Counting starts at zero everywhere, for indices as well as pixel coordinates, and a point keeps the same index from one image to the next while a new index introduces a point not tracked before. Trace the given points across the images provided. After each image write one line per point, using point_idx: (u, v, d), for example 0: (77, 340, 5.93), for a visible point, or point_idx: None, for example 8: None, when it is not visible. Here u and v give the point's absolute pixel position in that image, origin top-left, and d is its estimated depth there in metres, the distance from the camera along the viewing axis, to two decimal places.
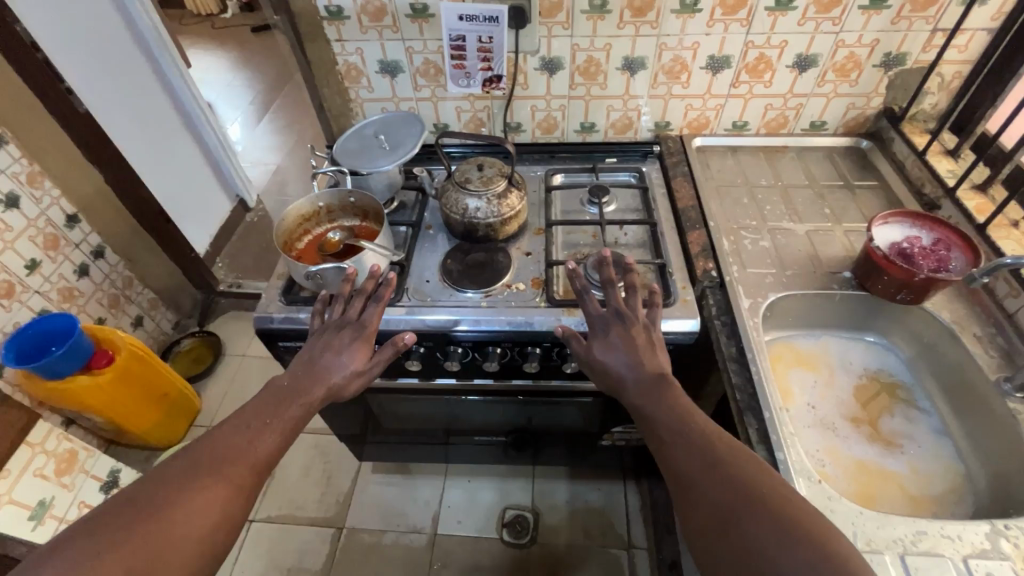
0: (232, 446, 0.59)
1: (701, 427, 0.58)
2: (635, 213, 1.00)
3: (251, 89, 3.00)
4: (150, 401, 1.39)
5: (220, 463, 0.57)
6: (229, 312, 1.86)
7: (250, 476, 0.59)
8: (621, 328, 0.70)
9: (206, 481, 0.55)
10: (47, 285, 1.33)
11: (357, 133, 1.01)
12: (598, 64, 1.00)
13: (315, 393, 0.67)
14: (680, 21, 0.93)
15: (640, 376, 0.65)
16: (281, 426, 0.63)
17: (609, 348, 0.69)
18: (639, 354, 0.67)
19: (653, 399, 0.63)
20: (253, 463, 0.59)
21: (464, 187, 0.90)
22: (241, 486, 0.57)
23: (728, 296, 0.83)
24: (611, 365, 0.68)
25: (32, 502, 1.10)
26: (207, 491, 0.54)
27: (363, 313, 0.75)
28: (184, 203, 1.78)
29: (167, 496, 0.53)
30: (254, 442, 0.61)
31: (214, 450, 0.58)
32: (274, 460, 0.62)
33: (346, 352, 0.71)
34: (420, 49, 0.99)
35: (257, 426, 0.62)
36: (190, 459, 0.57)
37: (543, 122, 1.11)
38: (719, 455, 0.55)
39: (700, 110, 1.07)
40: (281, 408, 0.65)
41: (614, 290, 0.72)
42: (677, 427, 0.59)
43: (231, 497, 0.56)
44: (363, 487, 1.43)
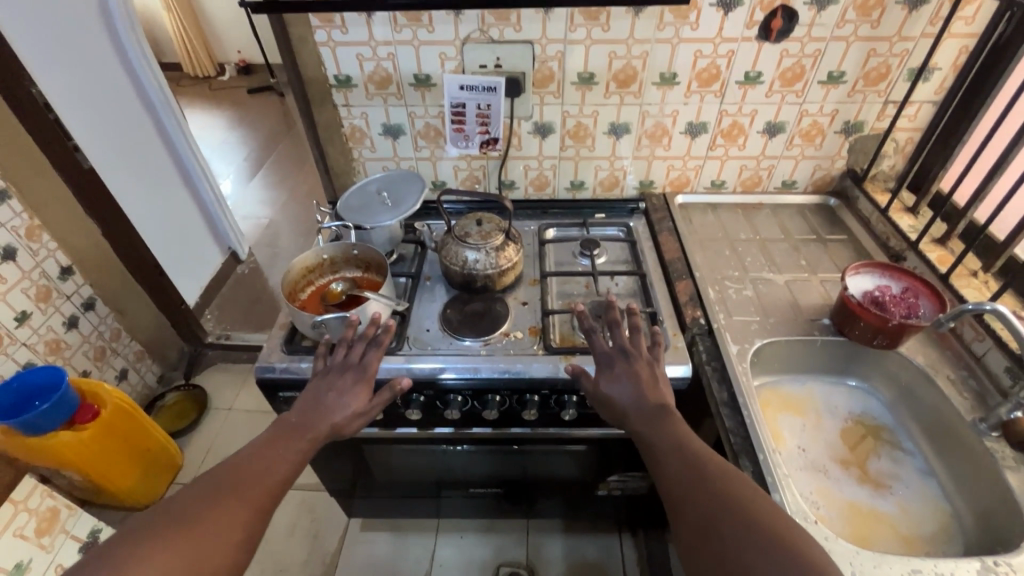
0: (247, 473, 0.62)
1: (694, 448, 0.62)
2: (625, 264, 1.06)
3: (245, 147, 3.09)
4: (131, 457, 1.34)
5: (236, 487, 0.60)
6: (217, 365, 1.84)
7: (264, 499, 0.61)
8: (621, 366, 0.73)
9: (225, 503, 0.58)
10: (34, 337, 1.31)
11: (360, 190, 1.06)
12: (586, 128, 1.08)
13: (320, 429, 0.70)
14: (660, 91, 1.02)
15: (643, 406, 0.69)
16: (290, 457, 0.66)
17: (614, 381, 0.72)
18: (643, 387, 0.70)
19: (654, 426, 0.66)
20: (264, 489, 0.62)
21: (464, 241, 0.94)
22: (256, 507, 0.60)
23: (716, 341, 0.87)
24: (615, 395, 0.71)
25: (7, 565, 1.04)
26: (225, 512, 0.57)
27: (363, 357, 0.77)
28: (176, 255, 1.79)
29: (189, 516, 0.55)
30: (268, 470, 0.64)
31: (229, 476, 0.61)
32: (282, 489, 0.65)
33: (349, 391, 0.74)
34: (422, 114, 1.07)
35: (267, 456, 0.65)
36: (208, 483, 0.60)
37: (536, 180, 1.18)
38: (710, 471, 0.59)
39: (681, 170, 1.15)
40: (291, 441, 0.68)
41: (619, 331, 0.77)
42: (671, 444, 0.63)
43: (248, 518, 0.58)
44: (351, 545, 1.38)
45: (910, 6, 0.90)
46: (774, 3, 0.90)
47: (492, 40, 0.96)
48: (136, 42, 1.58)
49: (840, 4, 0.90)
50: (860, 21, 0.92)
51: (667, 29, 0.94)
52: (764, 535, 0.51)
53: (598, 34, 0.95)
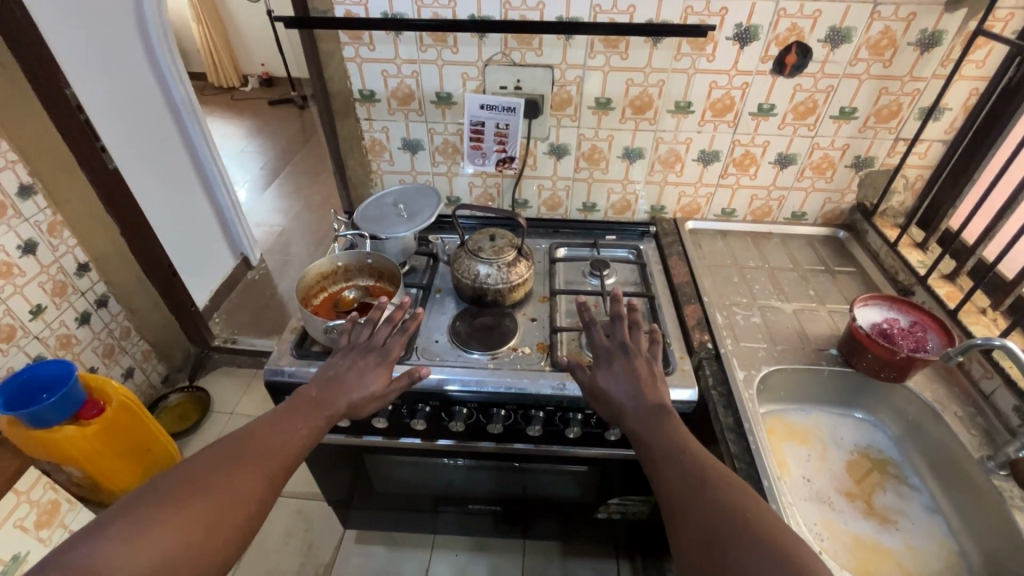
0: (263, 445, 0.63)
1: (693, 454, 0.62)
2: (634, 285, 1.07)
3: (262, 156, 3.16)
4: (130, 455, 1.34)
5: (252, 457, 0.61)
6: (222, 368, 1.84)
7: (276, 472, 0.62)
8: (621, 362, 0.73)
9: (239, 473, 0.58)
10: (47, 331, 1.32)
11: (377, 201, 1.08)
12: (601, 151, 1.11)
13: (337, 407, 0.70)
14: (675, 119, 1.04)
15: (633, 407, 0.69)
16: (306, 434, 0.67)
17: (612, 377, 0.72)
18: (641, 385, 0.71)
19: (654, 428, 0.65)
20: (277, 465, 0.62)
21: (476, 255, 0.96)
22: (268, 481, 0.60)
23: (723, 367, 0.88)
24: (614, 390, 0.72)
25: (5, 557, 1.04)
26: (236, 483, 0.57)
27: (385, 342, 0.78)
28: (188, 258, 1.81)
29: (207, 484, 0.56)
30: (282, 444, 0.64)
31: (243, 446, 0.61)
32: (296, 463, 0.65)
33: (370, 372, 0.74)
34: (441, 130, 1.10)
35: (283, 428, 0.66)
36: (220, 451, 0.60)
37: (549, 200, 1.20)
38: (709, 476, 0.58)
39: (692, 197, 1.17)
40: (308, 416, 0.68)
41: (620, 325, 0.77)
42: (670, 447, 0.63)
43: (260, 490, 0.59)
44: (344, 558, 1.36)
45: (922, 48, 0.92)
46: (788, 39, 0.93)
47: (513, 63, 1.00)
48: (167, 52, 1.64)
49: (853, 43, 0.93)
50: (872, 60, 0.94)
51: (684, 60, 0.97)
52: (758, 541, 0.51)
53: (616, 61, 0.98)
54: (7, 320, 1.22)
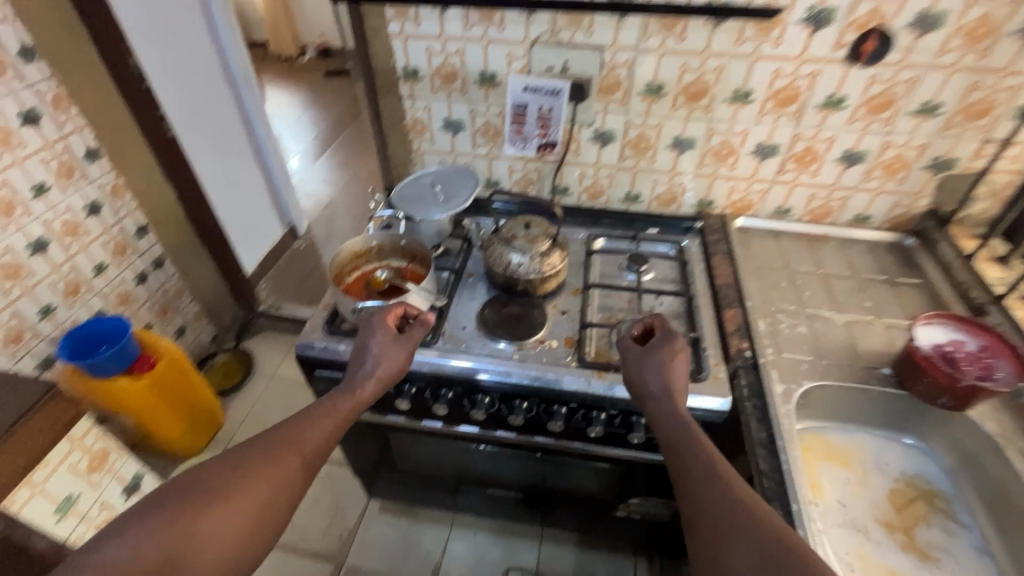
0: (287, 441, 0.65)
1: (724, 469, 0.58)
2: (673, 283, 1.03)
3: (315, 127, 3.22)
4: (177, 410, 1.43)
5: (274, 455, 0.63)
6: (265, 333, 1.91)
7: (297, 470, 0.64)
8: (662, 348, 0.72)
9: (259, 473, 0.61)
10: (108, 287, 1.41)
11: (415, 181, 1.07)
12: (648, 140, 1.05)
13: (361, 396, 0.71)
14: (731, 108, 0.98)
15: (666, 408, 0.67)
16: (329, 429, 0.68)
17: (651, 367, 0.71)
18: (673, 378, 0.69)
19: (683, 446, 0.62)
20: (300, 462, 0.64)
21: (510, 243, 0.94)
22: (289, 479, 0.63)
23: (760, 377, 0.83)
24: (650, 382, 0.70)
25: (60, 495, 0.90)
26: (253, 485, 0.60)
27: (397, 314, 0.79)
28: (239, 224, 1.88)
29: (232, 481, 0.60)
30: (304, 441, 0.66)
31: (267, 445, 0.64)
32: (321, 458, 0.67)
33: (389, 350, 0.75)
34: (483, 112, 1.07)
35: (312, 421, 0.68)
36: (244, 451, 0.63)
37: (590, 188, 1.16)
38: (742, 493, 0.56)
39: (744, 192, 1.10)
40: (333, 410, 0.69)
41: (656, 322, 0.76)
42: (700, 460, 0.60)
43: (283, 489, 0.62)
44: (368, 525, 1.41)
45: None
46: (868, 24, 0.84)
47: (561, 43, 0.95)
48: (225, 20, 1.68)
49: (943, 31, 0.83)
50: (965, 51, 0.84)
51: (747, 44, 0.90)
52: (811, 571, 0.47)
53: (672, 44, 0.92)
54: (73, 276, 1.31)
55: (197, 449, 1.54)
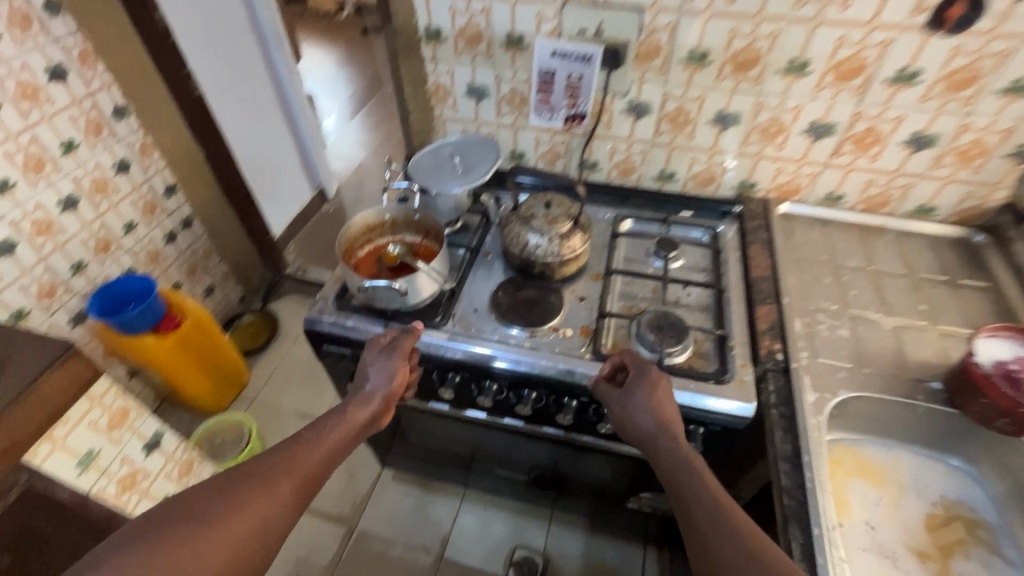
0: (283, 461, 0.62)
1: (733, 511, 0.57)
2: (703, 273, 0.96)
3: (350, 86, 3.17)
4: (202, 368, 1.46)
5: (269, 476, 0.59)
6: (291, 295, 1.93)
7: (294, 493, 0.60)
8: (641, 385, 0.71)
9: (253, 496, 0.57)
10: (138, 245, 1.43)
11: (434, 151, 1.02)
12: (688, 114, 0.96)
13: (359, 417, 0.71)
14: (785, 81, 0.87)
15: (664, 445, 0.66)
16: (327, 450, 0.65)
17: (635, 408, 0.70)
18: (662, 414, 0.69)
19: (687, 487, 0.61)
20: (297, 484, 0.61)
21: (529, 222, 0.88)
22: (285, 503, 0.59)
23: (791, 384, 0.77)
24: (639, 423, 0.69)
25: (81, 450, 0.90)
26: (248, 510, 0.56)
27: (392, 338, 0.79)
28: (268, 186, 1.88)
29: (225, 503, 0.56)
30: (302, 462, 0.63)
31: (262, 466, 0.60)
32: (319, 481, 0.64)
33: (387, 368, 0.75)
34: (509, 78, 1.00)
35: (309, 442, 0.65)
36: (237, 473, 0.59)
37: (622, 164, 1.08)
38: (756, 539, 0.54)
39: (792, 175, 1.00)
40: (330, 431, 0.67)
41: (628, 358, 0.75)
42: (710, 507, 0.58)
43: (279, 512, 0.58)
44: (381, 492, 1.43)
45: None
46: None
47: (596, 3, 0.86)
48: None
49: None
50: None
51: (808, 7, 0.79)
52: None
53: (721, 6, 0.82)
54: (103, 233, 1.33)
55: (222, 407, 1.59)
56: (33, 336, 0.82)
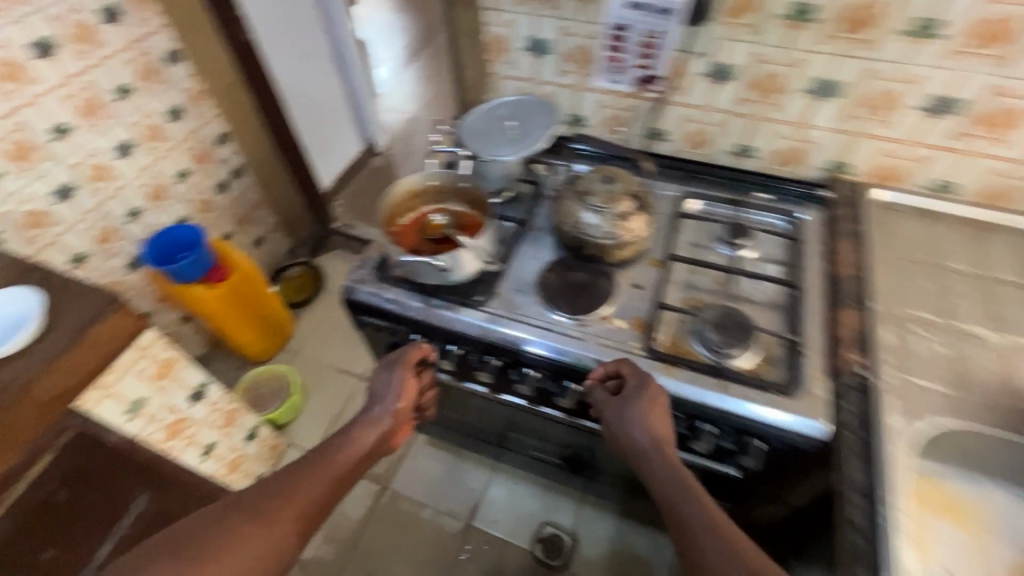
0: (288, 487, 0.63)
1: (728, 531, 0.55)
2: (777, 266, 0.85)
3: (405, 34, 3.05)
4: (249, 319, 1.49)
5: (272, 503, 0.61)
6: (337, 251, 1.93)
7: (298, 519, 0.61)
8: (638, 399, 0.68)
9: (254, 524, 0.58)
10: (190, 193, 1.45)
11: (487, 112, 0.94)
12: (778, 81, 0.84)
13: (367, 441, 0.72)
14: (905, 46, 0.74)
15: (658, 464, 0.64)
16: (332, 475, 0.66)
17: (626, 420, 0.68)
18: (656, 429, 0.67)
19: (689, 515, 0.58)
20: (301, 512, 0.61)
21: (584, 199, 0.80)
22: (288, 530, 0.60)
23: (871, 405, 0.67)
24: (634, 438, 0.67)
25: (131, 397, 0.93)
26: (249, 537, 0.57)
27: (397, 354, 0.81)
28: (319, 138, 1.86)
29: (227, 531, 0.57)
30: (306, 488, 0.63)
31: (266, 493, 0.62)
32: (324, 509, 0.65)
33: (394, 388, 0.78)
34: (575, 31, 0.89)
35: (316, 467, 0.66)
36: (243, 499, 0.61)
37: (693, 135, 0.96)
38: (754, 560, 0.51)
39: (896, 159, 0.86)
40: (338, 454, 0.69)
41: (622, 368, 0.71)
42: (713, 535, 0.55)
43: (280, 541, 0.59)
44: (414, 454, 1.44)
45: None
46: None
47: None
48: None
49: None
50: None
51: None
52: None
53: None
54: (157, 179, 1.34)
55: (268, 356, 1.63)
56: (85, 287, 0.86)
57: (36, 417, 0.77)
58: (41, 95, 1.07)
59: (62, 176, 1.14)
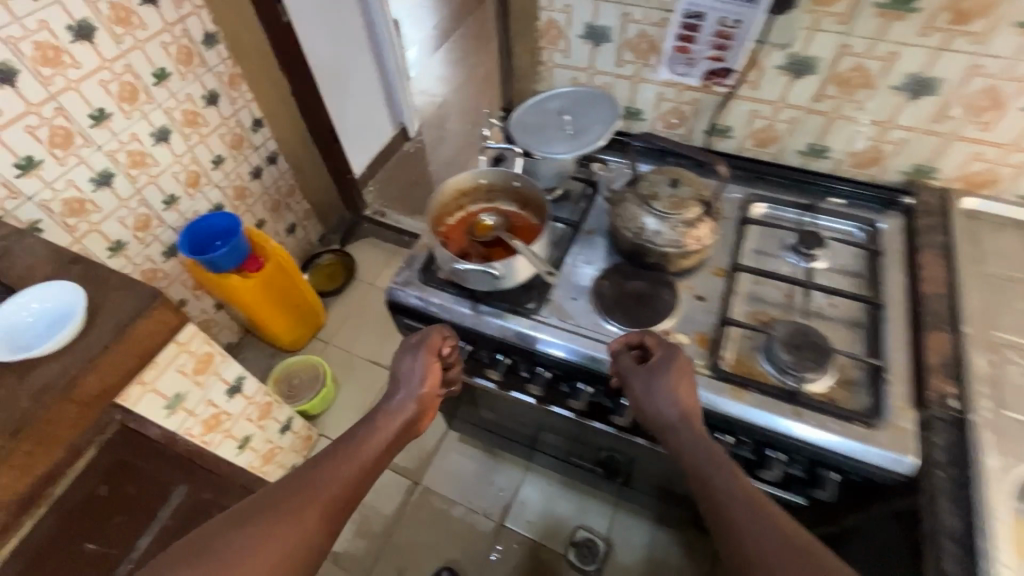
0: (311, 481, 0.59)
1: (768, 508, 0.52)
2: (852, 279, 0.79)
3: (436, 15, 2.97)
4: (283, 308, 1.48)
5: (295, 499, 0.57)
6: (368, 239, 1.90)
7: (323, 513, 0.58)
8: (669, 369, 0.64)
9: (278, 522, 0.55)
10: (225, 180, 1.42)
11: (540, 105, 0.88)
12: (866, 76, 0.76)
13: (391, 428, 0.68)
14: (1020, 40, 0.66)
15: (688, 438, 0.60)
16: (355, 467, 0.62)
17: (653, 389, 0.64)
18: (687, 403, 0.63)
19: (741, 507, 0.53)
20: (325, 506, 0.58)
21: (647, 203, 0.74)
22: (314, 526, 0.56)
23: (966, 440, 0.61)
24: (662, 411, 0.63)
25: (169, 392, 0.92)
26: (273, 534, 0.54)
27: (420, 336, 0.76)
28: (352, 123, 1.82)
29: (250, 529, 0.54)
30: (329, 482, 0.60)
31: (287, 489, 0.58)
32: (350, 503, 0.61)
33: (416, 373, 0.73)
34: (639, 18, 0.82)
35: (338, 459, 0.63)
36: (262, 497, 0.57)
37: (760, 133, 0.89)
38: (814, 548, 0.48)
39: (991, 164, 0.78)
40: (361, 445, 0.65)
41: (649, 341, 0.68)
42: (772, 535, 0.50)
43: (305, 537, 0.55)
44: (446, 451, 1.42)
45: None
46: None
47: None
48: None
49: None
50: None
51: None
52: None
53: None
54: (193, 166, 1.32)
55: (299, 346, 1.62)
56: (126, 282, 0.84)
57: (81, 415, 0.76)
58: (80, 80, 1.04)
59: (100, 163, 1.12)
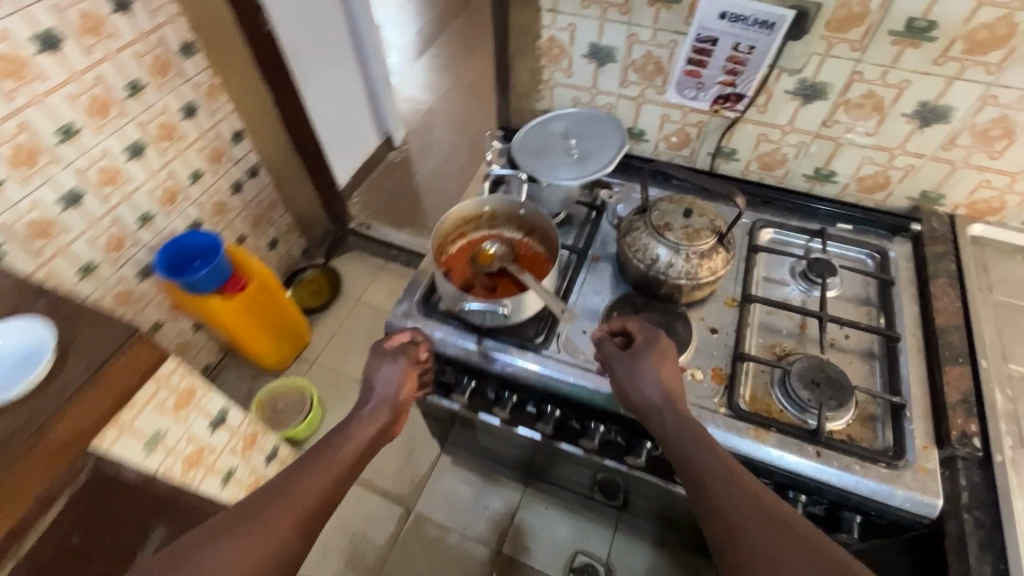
0: (284, 488, 0.56)
1: (747, 482, 0.52)
2: (864, 308, 0.78)
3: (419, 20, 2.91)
4: (266, 328, 1.42)
5: (266, 510, 0.54)
6: (354, 252, 1.84)
7: (297, 522, 0.54)
8: (651, 354, 0.63)
9: (249, 534, 0.52)
10: (204, 196, 1.35)
11: (542, 127, 0.85)
12: (878, 103, 0.75)
13: (368, 430, 0.63)
14: None
15: (671, 421, 0.58)
16: (331, 473, 0.58)
17: (636, 372, 0.62)
18: (670, 386, 0.61)
19: (723, 487, 0.52)
20: (299, 515, 0.54)
21: (660, 233, 0.71)
22: (287, 538, 0.53)
23: (992, 481, 0.60)
24: (645, 394, 0.61)
25: (148, 431, 0.84)
26: (243, 547, 0.51)
27: (399, 342, 0.71)
28: (336, 134, 1.76)
29: (219, 543, 0.51)
30: (304, 488, 0.56)
31: (258, 500, 0.54)
32: (328, 510, 0.57)
33: (390, 378, 0.67)
34: (646, 39, 0.79)
35: (312, 464, 0.59)
36: (233, 509, 0.54)
37: (767, 157, 0.87)
38: (802, 529, 0.48)
39: (997, 192, 0.78)
40: (336, 448, 0.61)
41: (630, 330, 0.67)
42: (757, 515, 0.49)
43: (278, 549, 0.52)
44: (439, 475, 1.38)
45: None
46: None
47: None
48: None
49: None
50: None
51: None
52: None
53: None
54: (170, 181, 1.25)
55: (285, 364, 1.56)
56: (100, 316, 0.79)
57: (47, 464, 0.69)
58: (46, 93, 0.97)
59: (69, 181, 1.05)
